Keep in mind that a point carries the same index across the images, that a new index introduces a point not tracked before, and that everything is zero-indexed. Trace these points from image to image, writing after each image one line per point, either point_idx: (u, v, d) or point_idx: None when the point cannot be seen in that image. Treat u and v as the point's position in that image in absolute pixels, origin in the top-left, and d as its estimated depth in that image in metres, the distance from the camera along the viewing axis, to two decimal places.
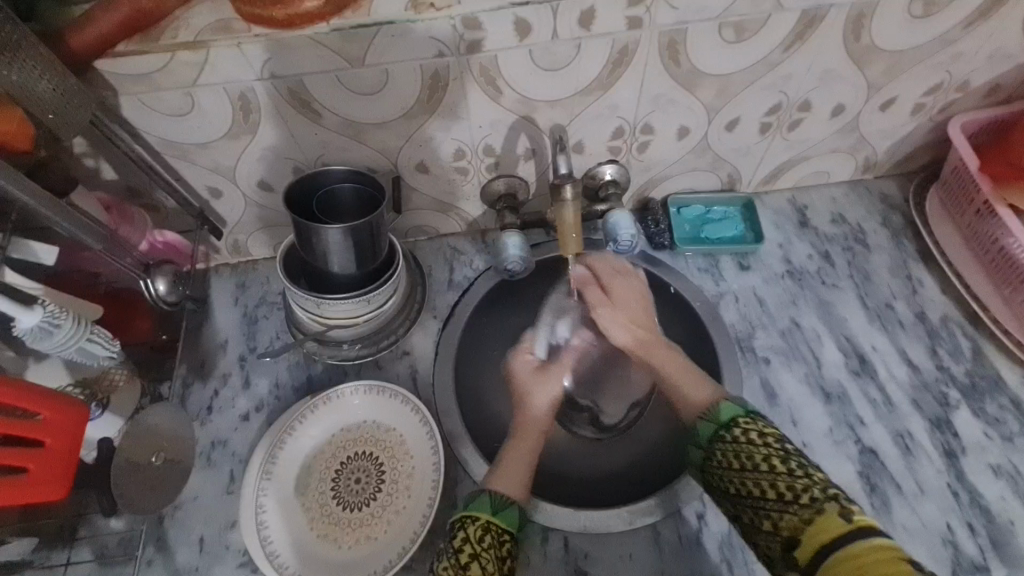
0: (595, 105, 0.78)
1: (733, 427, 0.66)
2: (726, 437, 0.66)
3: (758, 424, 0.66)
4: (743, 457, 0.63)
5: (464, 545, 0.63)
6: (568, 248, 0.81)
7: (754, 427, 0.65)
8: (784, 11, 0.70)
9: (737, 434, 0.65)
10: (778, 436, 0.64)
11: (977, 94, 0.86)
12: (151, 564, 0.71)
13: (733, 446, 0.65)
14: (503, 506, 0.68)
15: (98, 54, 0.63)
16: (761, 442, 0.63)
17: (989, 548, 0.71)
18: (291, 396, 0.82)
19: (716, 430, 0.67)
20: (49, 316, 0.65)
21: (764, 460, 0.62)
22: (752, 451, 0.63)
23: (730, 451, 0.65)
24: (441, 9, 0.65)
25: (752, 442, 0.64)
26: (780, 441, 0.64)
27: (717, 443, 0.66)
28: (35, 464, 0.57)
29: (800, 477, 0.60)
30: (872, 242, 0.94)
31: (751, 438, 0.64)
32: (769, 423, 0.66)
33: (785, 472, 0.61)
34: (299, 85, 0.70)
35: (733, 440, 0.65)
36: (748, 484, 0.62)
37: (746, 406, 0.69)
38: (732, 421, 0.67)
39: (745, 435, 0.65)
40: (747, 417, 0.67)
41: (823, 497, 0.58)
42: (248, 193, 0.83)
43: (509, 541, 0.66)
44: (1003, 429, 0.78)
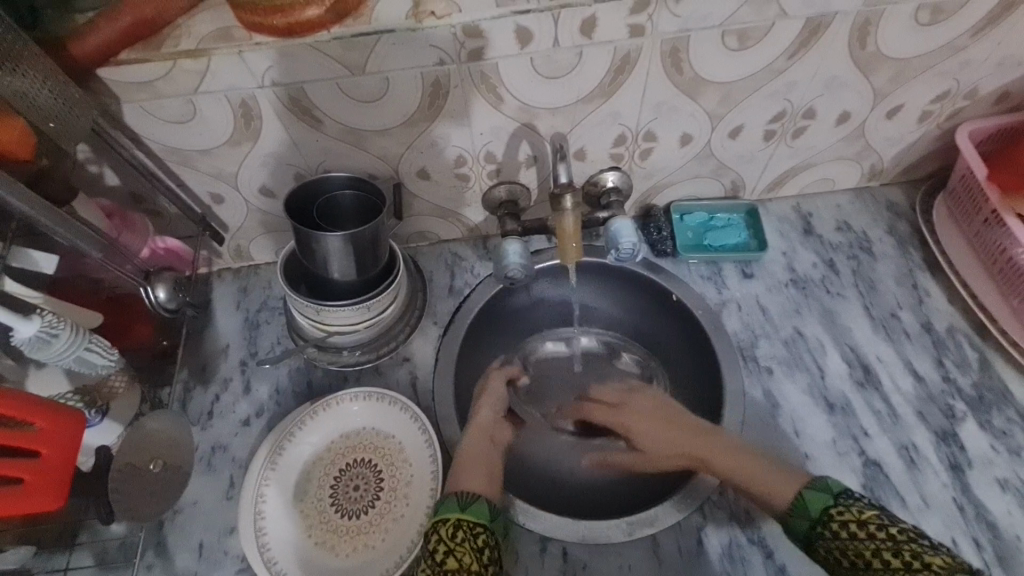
0: (597, 112, 0.77)
1: (829, 521, 0.62)
2: (825, 534, 0.62)
3: (853, 508, 0.62)
4: (851, 555, 0.60)
5: (438, 544, 0.63)
6: (568, 256, 0.80)
7: (851, 517, 0.61)
8: (788, 18, 0.69)
9: (836, 529, 0.61)
10: (879, 518, 0.60)
11: (985, 101, 0.85)
12: (151, 569, 0.72)
13: (836, 542, 0.61)
14: (471, 503, 0.67)
15: (100, 63, 0.63)
16: (865, 534, 0.60)
17: (995, 563, 0.70)
18: (292, 402, 0.82)
19: (811, 526, 0.63)
20: (48, 326, 0.65)
21: (876, 557, 0.59)
22: (860, 547, 0.59)
23: (835, 549, 0.61)
24: (441, 17, 0.64)
25: (855, 537, 0.60)
26: (883, 524, 0.60)
27: (818, 540, 0.62)
28: (30, 476, 0.57)
29: (920, 571, 0.56)
30: (878, 250, 0.93)
31: (852, 531, 0.60)
32: (864, 503, 0.62)
33: (903, 566, 0.57)
34: (300, 93, 0.69)
35: (835, 537, 0.61)
36: None
37: (833, 487, 0.65)
38: (825, 512, 0.63)
39: (844, 528, 0.61)
40: (839, 504, 0.63)
41: None
42: (250, 199, 0.83)
43: (483, 534, 0.65)
44: (1011, 442, 0.77)
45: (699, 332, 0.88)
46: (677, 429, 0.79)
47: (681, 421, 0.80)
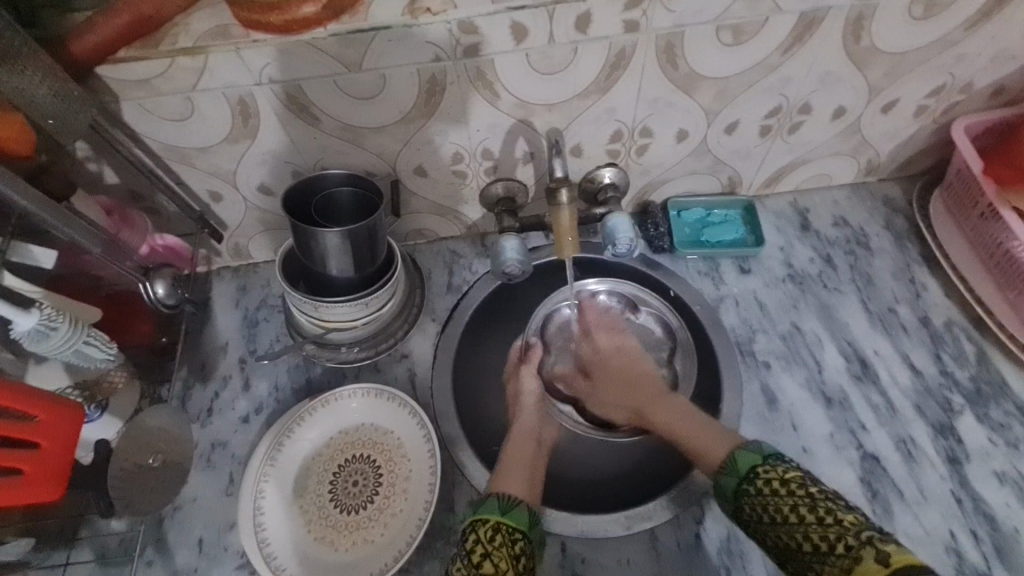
0: (593, 108, 0.78)
1: (755, 478, 0.65)
2: (749, 490, 0.65)
3: (779, 470, 0.65)
4: (772, 510, 0.62)
5: (476, 546, 0.63)
6: (564, 252, 0.80)
7: (775, 475, 0.64)
8: (783, 13, 0.69)
9: (760, 486, 0.64)
10: (800, 478, 0.63)
11: (981, 96, 0.85)
12: (150, 565, 0.72)
13: (759, 498, 0.64)
14: (511, 507, 0.68)
15: (99, 61, 0.63)
16: (787, 491, 0.62)
17: (994, 556, 0.70)
18: (291, 398, 0.83)
19: (739, 484, 0.66)
20: (47, 319, 0.65)
21: (793, 512, 0.61)
22: (780, 503, 0.62)
23: (758, 505, 0.64)
24: (437, 14, 0.65)
25: (778, 494, 0.62)
26: (805, 484, 0.62)
27: (743, 497, 0.65)
28: (28, 466, 0.57)
29: (831, 525, 0.58)
30: (875, 245, 0.93)
31: (775, 488, 0.63)
32: (789, 466, 0.65)
33: (816, 520, 0.59)
34: (298, 90, 0.70)
35: (758, 493, 0.64)
36: (785, 537, 0.61)
37: (763, 450, 0.68)
38: (752, 470, 0.66)
39: (768, 486, 0.64)
40: (766, 464, 0.66)
41: (857, 543, 0.56)
42: (248, 197, 0.84)
43: (521, 541, 0.66)
44: (1008, 435, 0.77)
45: (697, 327, 0.88)
46: (631, 391, 0.84)
47: (638, 384, 0.84)
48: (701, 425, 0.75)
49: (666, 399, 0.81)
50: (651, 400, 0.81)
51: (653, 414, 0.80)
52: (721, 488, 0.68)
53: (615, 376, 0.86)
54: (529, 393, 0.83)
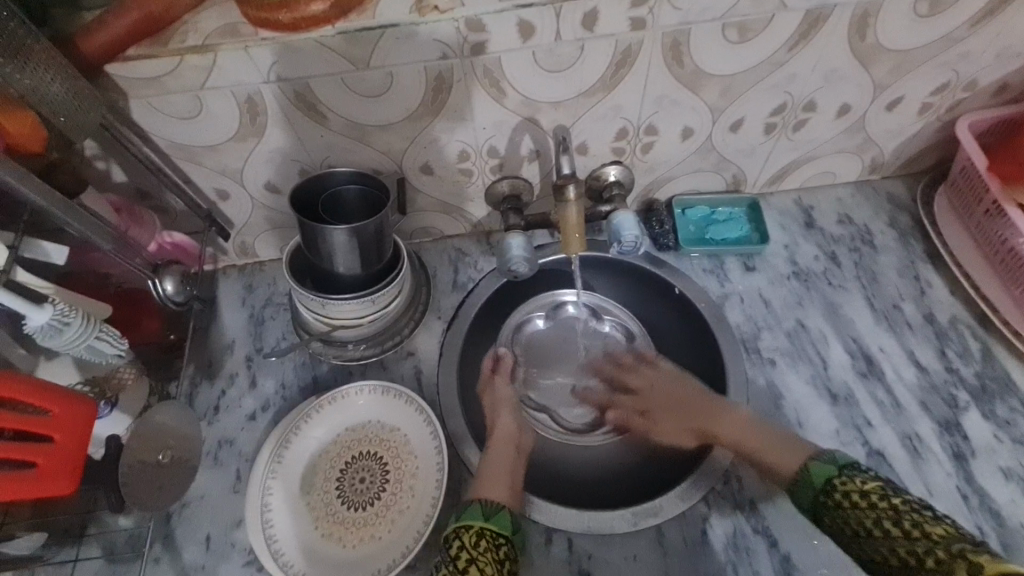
0: (599, 106, 0.78)
1: (832, 491, 0.67)
2: (829, 502, 0.67)
3: (856, 480, 0.67)
4: (853, 524, 0.64)
5: (460, 552, 0.65)
6: (571, 248, 0.80)
7: (854, 487, 0.66)
8: (788, 10, 0.70)
9: (839, 498, 0.66)
10: (880, 490, 0.65)
11: (985, 93, 0.86)
12: (158, 562, 0.73)
13: (841, 512, 0.66)
14: (494, 512, 0.69)
15: (108, 59, 0.64)
16: (867, 504, 0.64)
17: (1000, 552, 0.70)
18: (297, 396, 0.83)
19: (816, 496, 0.68)
20: (60, 314, 0.66)
21: (877, 525, 0.63)
22: (861, 516, 0.64)
23: (840, 518, 0.66)
24: (444, 12, 0.65)
25: (859, 506, 0.64)
26: (885, 495, 0.64)
27: (822, 509, 0.67)
28: (43, 461, 0.58)
29: (919, 539, 0.61)
30: (879, 243, 0.93)
31: (855, 501, 0.65)
32: (866, 475, 0.67)
33: (903, 535, 0.62)
34: (306, 89, 0.70)
35: (837, 506, 0.66)
36: (870, 550, 0.63)
37: (839, 460, 0.70)
38: (828, 483, 0.68)
39: (847, 499, 0.66)
40: (843, 476, 0.68)
41: (948, 557, 0.58)
42: (256, 196, 0.84)
43: (505, 546, 0.67)
44: (1014, 431, 0.77)
45: (702, 324, 0.89)
46: (684, 408, 0.82)
47: (688, 401, 0.82)
48: (771, 440, 0.73)
49: (721, 408, 0.78)
50: (708, 410, 0.79)
51: (715, 428, 0.77)
52: (799, 501, 0.70)
53: (670, 403, 0.84)
54: (506, 399, 0.84)
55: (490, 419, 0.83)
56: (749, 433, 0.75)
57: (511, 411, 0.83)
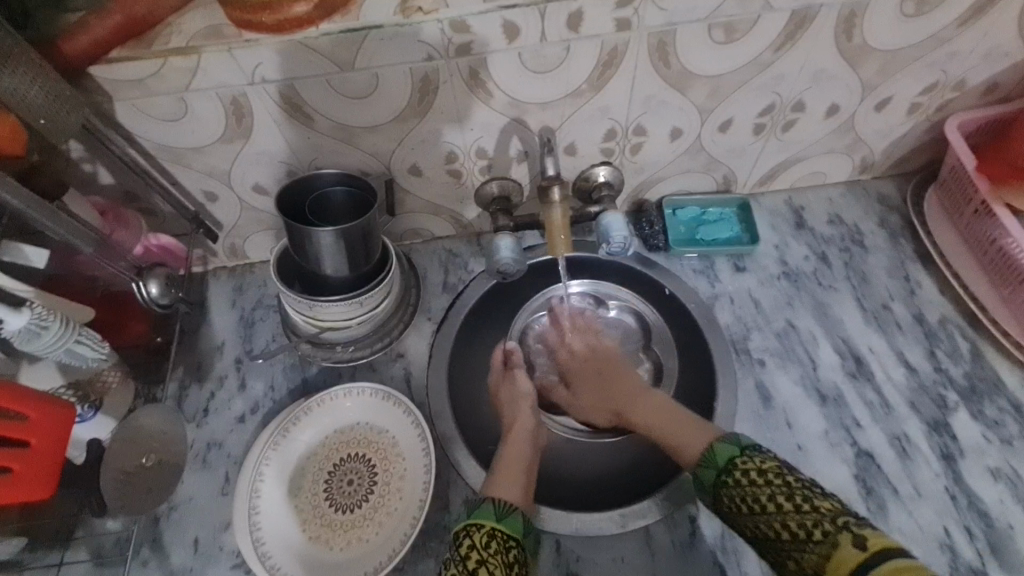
0: (587, 107, 0.78)
1: (733, 470, 0.64)
2: (728, 482, 0.64)
3: (755, 459, 0.64)
4: (750, 500, 0.61)
5: (471, 552, 0.64)
6: (557, 250, 0.80)
7: (753, 466, 0.63)
8: (774, 11, 0.70)
9: (739, 477, 0.63)
10: (777, 468, 0.62)
11: (974, 93, 0.85)
12: (146, 565, 0.72)
13: (738, 489, 0.63)
14: (507, 514, 0.68)
15: (91, 60, 0.64)
16: (763, 481, 0.61)
17: (988, 553, 0.70)
18: (287, 398, 0.83)
19: (717, 475, 0.65)
20: (37, 317, 0.65)
21: (770, 501, 0.60)
22: (756, 493, 0.61)
23: (737, 496, 0.62)
24: (428, 13, 0.65)
25: (755, 484, 0.62)
26: (780, 473, 0.61)
27: (723, 489, 0.64)
28: (19, 465, 0.58)
29: (810, 512, 0.58)
30: (870, 243, 0.93)
31: (753, 479, 0.62)
32: (764, 455, 0.64)
33: (795, 508, 0.59)
34: (291, 90, 0.70)
35: (737, 484, 0.63)
36: (761, 527, 0.60)
37: (739, 440, 0.67)
38: (729, 462, 0.65)
39: (745, 476, 0.63)
40: (743, 455, 0.65)
41: (836, 529, 0.56)
42: (244, 197, 0.84)
43: (516, 548, 0.66)
44: (1003, 432, 0.77)
45: (692, 325, 0.88)
46: (602, 390, 0.83)
47: (613, 381, 0.83)
48: (684, 419, 0.74)
49: (642, 396, 0.80)
50: (631, 397, 0.81)
51: (630, 413, 0.80)
52: (700, 482, 0.67)
53: (594, 380, 0.85)
54: (524, 394, 0.82)
55: (507, 413, 0.81)
56: (662, 415, 0.76)
57: (529, 405, 0.82)
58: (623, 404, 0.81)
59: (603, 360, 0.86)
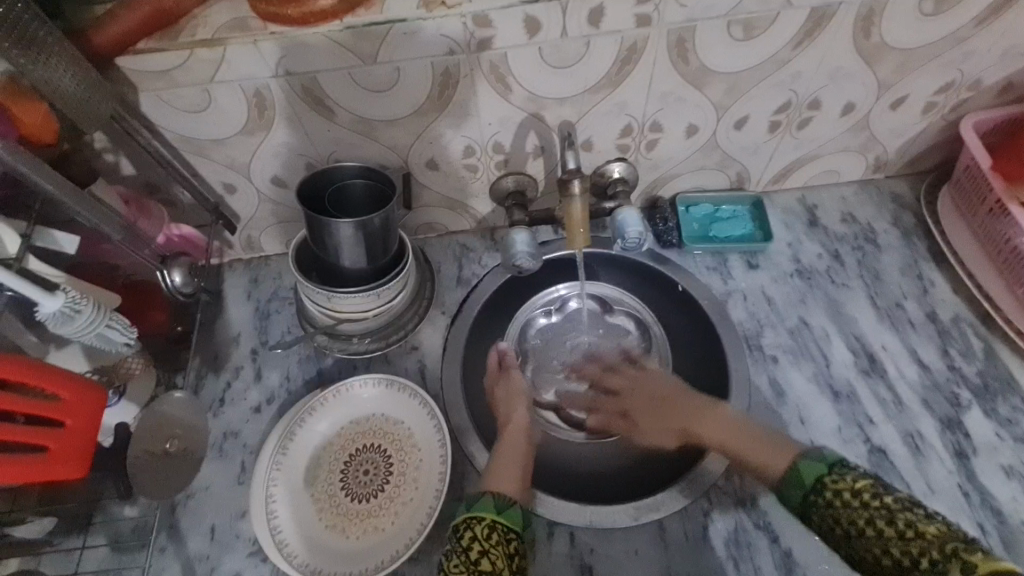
0: (604, 103, 0.79)
1: (823, 489, 0.60)
2: (817, 502, 0.60)
3: (849, 477, 0.59)
4: (844, 523, 0.58)
5: (472, 544, 0.63)
6: (575, 242, 0.80)
7: (845, 485, 0.59)
8: (794, 8, 0.70)
9: (830, 498, 0.59)
10: (873, 488, 0.58)
11: (989, 93, 0.86)
12: (164, 552, 0.73)
13: (829, 511, 0.59)
14: (507, 506, 0.67)
15: (120, 51, 0.65)
16: (859, 502, 0.57)
17: (1001, 549, 0.70)
18: (302, 389, 0.84)
19: (804, 495, 0.61)
20: (71, 301, 0.65)
21: (869, 525, 0.56)
22: (854, 516, 0.57)
23: (829, 517, 0.59)
24: (451, 7, 0.66)
25: (850, 505, 0.58)
26: (877, 493, 0.57)
27: (812, 509, 0.60)
28: (55, 445, 0.59)
29: (914, 539, 0.54)
30: (883, 241, 0.93)
31: (845, 500, 0.58)
32: (860, 471, 0.60)
33: (897, 535, 0.55)
34: (313, 83, 0.71)
35: (828, 505, 0.59)
36: (860, 553, 0.57)
37: (829, 457, 0.62)
38: (818, 481, 0.61)
39: (838, 497, 0.59)
40: (834, 474, 0.60)
41: (944, 558, 0.52)
42: (262, 189, 0.84)
43: (516, 540, 0.65)
44: (1016, 430, 0.77)
45: (705, 322, 0.89)
46: (662, 407, 0.81)
47: (672, 400, 0.80)
48: (753, 434, 0.71)
49: (706, 410, 0.76)
50: (691, 412, 0.77)
51: (698, 429, 0.76)
52: (787, 500, 0.63)
53: (647, 397, 0.83)
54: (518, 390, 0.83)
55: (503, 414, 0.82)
56: (747, 437, 0.71)
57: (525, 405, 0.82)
58: (687, 424, 0.77)
59: (655, 384, 0.82)
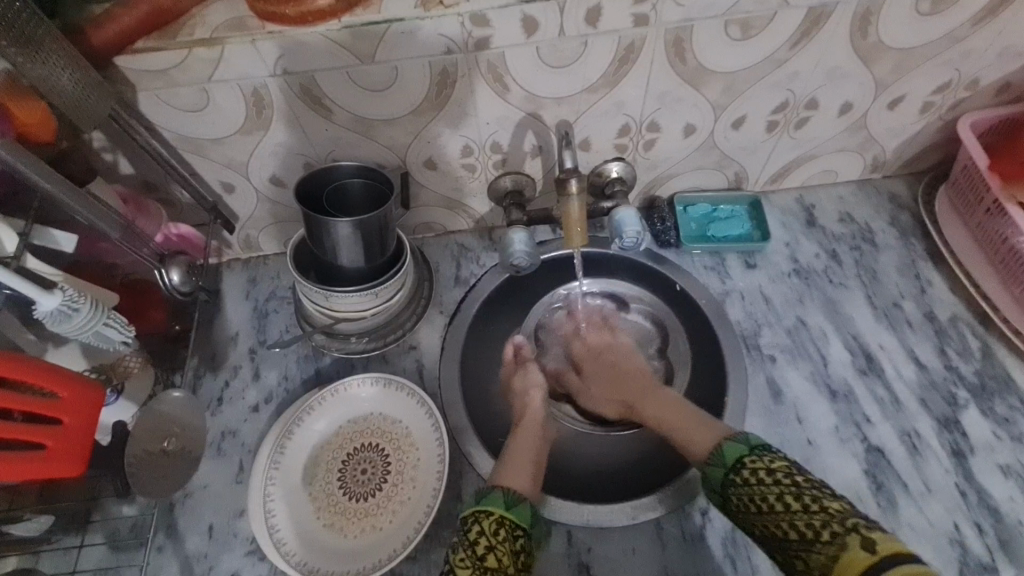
0: (602, 102, 0.79)
1: (742, 468, 0.64)
2: (735, 480, 0.64)
3: (765, 459, 0.63)
4: (758, 500, 0.61)
5: (480, 538, 0.63)
6: (573, 240, 0.80)
7: (762, 465, 0.63)
8: (791, 8, 0.70)
9: (747, 476, 0.63)
10: (787, 468, 0.62)
11: (987, 93, 0.86)
12: (161, 551, 0.73)
13: (746, 488, 0.62)
14: (516, 502, 0.67)
15: (118, 50, 0.65)
16: (773, 480, 0.61)
17: (998, 548, 0.70)
18: (300, 388, 0.84)
19: (725, 474, 0.65)
20: (68, 300, 0.65)
21: (778, 500, 0.60)
22: (765, 492, 0.61)
23: (745, 495, 0.62)
24: (449, 7, 0.66)
25: (763, 482, 0.61)
26: (791, 473, 0.61)
27: (730, 487, 0.64)
28: (53, 442, 0.59)
29: (817, 512, 0.58)
30: (880, 241, 0.93)
31: (760, 477, 0.62)
32: (775, 455, 0.64)
33: (801, 509, 0.58)
34: (312, 83, 0.71)
35: (746, 483, 0.63)
36: (767, 527, 0.60)
37: (750, 440, 0.67)
38: (739, 461, 0.65)
39: (755, 475, 0.62)
40: (753, 455, 0.64)
41: (844, 531, 0.55)
42: (260, 188, 0.85)
43: (522, 537, 0.65)
44: (1012, 429, 0.78)
45: (703, 322, 0.89)
46: (615, 382, 0.84)
47: (625, 377, 0.84)
48: (689, 415, 0.75)
49: (653, 392, 0.80)
50: (637, 391, 0.81)
51: (641, 406, 0.80)
52: (706, 479, 0.67)
53: (603, 373, 0.85)
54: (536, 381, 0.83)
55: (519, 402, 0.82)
56: (685, 416, 0.75)
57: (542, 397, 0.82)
58: (632, 401, 0.81)
59: (616, 357, 0.86)
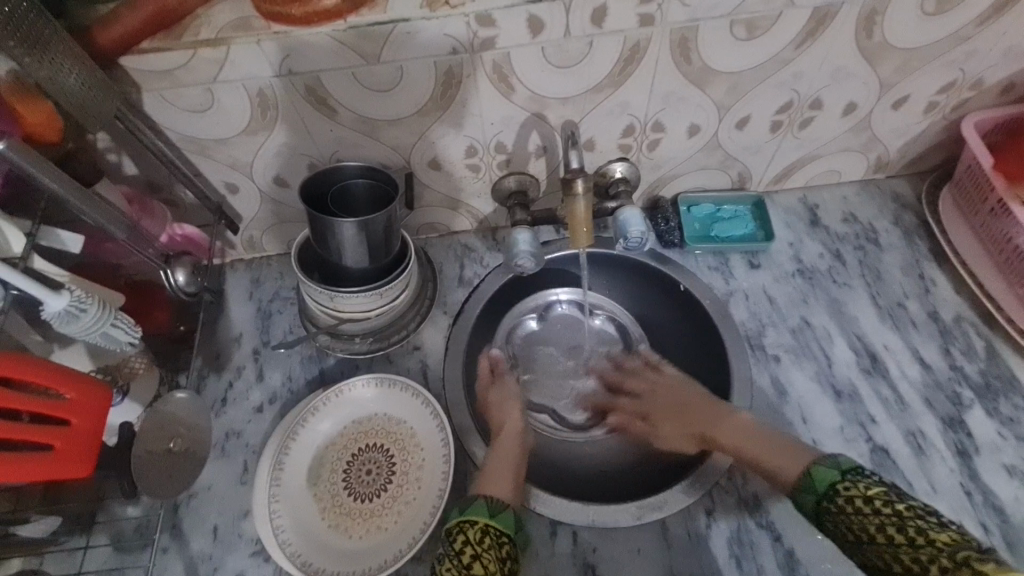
0: (606, 103, 0.79)
1: (836, 496, 0.62)
2: (831, 508, 0.62)
3: (862, 484, 0.61)
4: (858, 530, 0.59)
5: (465, 547, 0.63)
6: (578, 241, 0.80)
7: (857, 492, 0.61)
8: (796, 8, 0.70)
9: (842, 504, 0.61)
10: (885, 495, 0.59)
11: (991, 92, 0.86)
12: (166, 552, 0.73)
13: (843, 517, 0.60)
14: (499, 510, 0.67)
15: (124, 51, 0.64)
16: (872, 509, 0.59)
17: (1004, 548, 0.70)
18: (304, 388, 0.84)
19: (819, 501, 0.63)
20: (77, 300, 0.65)
21: (880, 530, 0.57)
22: (865, 522, 0.59)
23: (843, 524, 0.60)
24: (455, 7, 0.66)
25: (861, 512, 0.59)
26: (889, 500, 0.59)
27: (826, 516, 0.62)
28: (61, 444, 0.59)
29: (924, 545, 0.54)
30: (884, 241, 0.93)
31: (857, 507, 0.60)
32: (872, 480, 0.61)
33: (907, 541, 0.56)
34: (317, 83, 0.71)
35: (841, 511, 0.61)
36: (873, 558, 0.58)
37: (842, 464, 0.64)
38: (831, 488, 0.63)
39: (850, 503, 0.60)
40: (847, 480, 0.62)
41: (954, 565, 0.52)
42: (264, 189, 0.84)
43: (508, 544, 0.65)
44: (1018, 429, 0.78)
45: (707, 322, 0.89)
46: (682, 416, 0.83)
47: (688, 407, 0.83)
48: (772, 436, 0.73)
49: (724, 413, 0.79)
50: (709, 417, 0.79)
51: (714, 430, 0.78)
52: (801, 506, 0.65)
53: (668, 407, 0.86)
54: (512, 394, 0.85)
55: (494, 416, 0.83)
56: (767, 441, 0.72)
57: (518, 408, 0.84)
58: (702, 426, 0.79)
59: (681, 399, 0.85)
